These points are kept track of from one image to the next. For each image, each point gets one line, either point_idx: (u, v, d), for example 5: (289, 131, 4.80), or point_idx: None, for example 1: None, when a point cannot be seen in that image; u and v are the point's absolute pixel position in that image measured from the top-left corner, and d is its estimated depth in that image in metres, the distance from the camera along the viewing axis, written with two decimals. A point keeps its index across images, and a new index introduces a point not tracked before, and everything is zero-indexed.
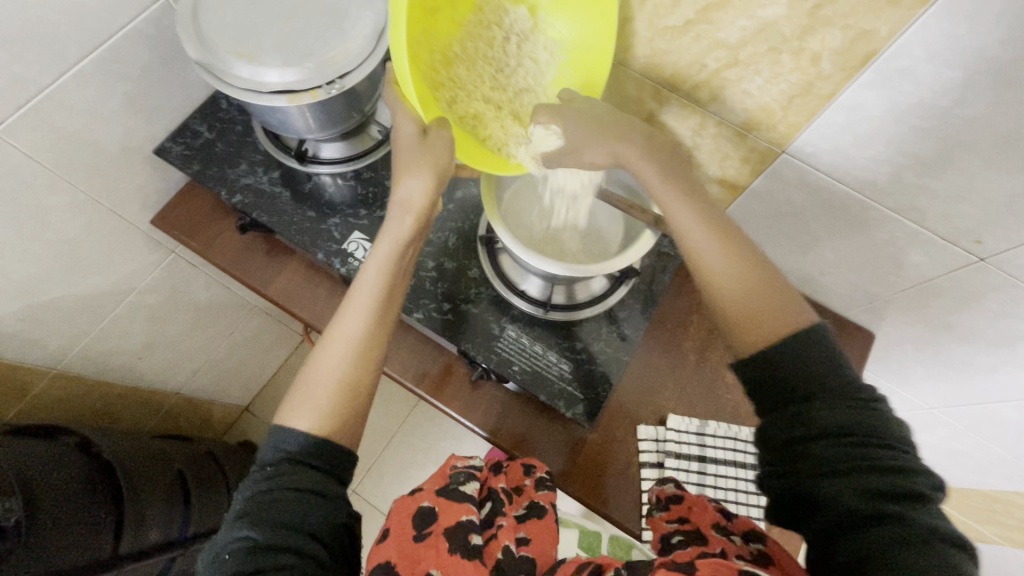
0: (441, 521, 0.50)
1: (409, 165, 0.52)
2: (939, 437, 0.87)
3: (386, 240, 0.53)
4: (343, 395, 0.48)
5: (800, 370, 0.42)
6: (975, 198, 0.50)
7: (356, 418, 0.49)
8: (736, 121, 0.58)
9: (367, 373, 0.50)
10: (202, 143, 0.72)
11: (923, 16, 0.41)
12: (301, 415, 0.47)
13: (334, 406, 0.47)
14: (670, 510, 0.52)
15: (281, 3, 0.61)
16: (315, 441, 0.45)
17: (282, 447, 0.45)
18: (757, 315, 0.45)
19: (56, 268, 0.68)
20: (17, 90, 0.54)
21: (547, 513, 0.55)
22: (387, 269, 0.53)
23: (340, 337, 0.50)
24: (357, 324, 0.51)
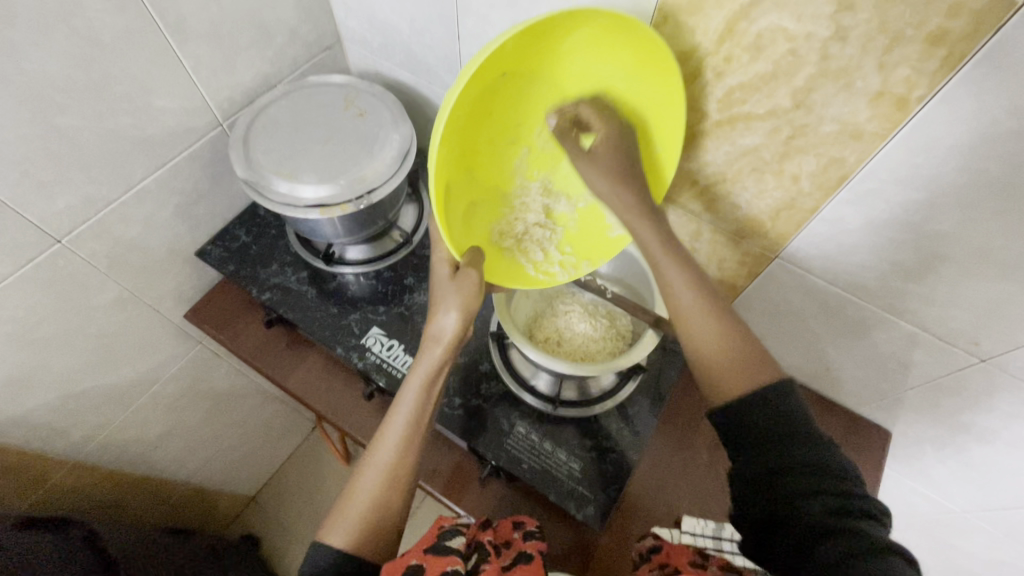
0: (430, 570, 0.47)
1: (450, 298, 0.53)
2: (978, 544, 0.82)
3: (421, 367, 0.53)
4: (371, 521, 0.47)
5: (766, 413, 0.44)
6: (964, 303, 0.52)
7: (385, 541, 0.47)
8: (728, 229, 0.63)
9: (398, 498, 0.49)
10: (239, 246, 0.78)
11: (883, 148, 0.46)
12: (336, 531, 0.47)
13: (365, 524, 0.47)
14: (652, 563, 0.51)
15: (321, 130, 0.70)
16: (346, 559, 0.45)
17: (317, 564, 0.45)
18: (735, 380, 0.47)
19: (93, 361, 0.73)
20: (89, 206, 0.61)
21: (535, 557, 0.50)
22: (419, 397, 0.52)
23: (378, 458, 0.50)
24: (391, 448, 0.50)
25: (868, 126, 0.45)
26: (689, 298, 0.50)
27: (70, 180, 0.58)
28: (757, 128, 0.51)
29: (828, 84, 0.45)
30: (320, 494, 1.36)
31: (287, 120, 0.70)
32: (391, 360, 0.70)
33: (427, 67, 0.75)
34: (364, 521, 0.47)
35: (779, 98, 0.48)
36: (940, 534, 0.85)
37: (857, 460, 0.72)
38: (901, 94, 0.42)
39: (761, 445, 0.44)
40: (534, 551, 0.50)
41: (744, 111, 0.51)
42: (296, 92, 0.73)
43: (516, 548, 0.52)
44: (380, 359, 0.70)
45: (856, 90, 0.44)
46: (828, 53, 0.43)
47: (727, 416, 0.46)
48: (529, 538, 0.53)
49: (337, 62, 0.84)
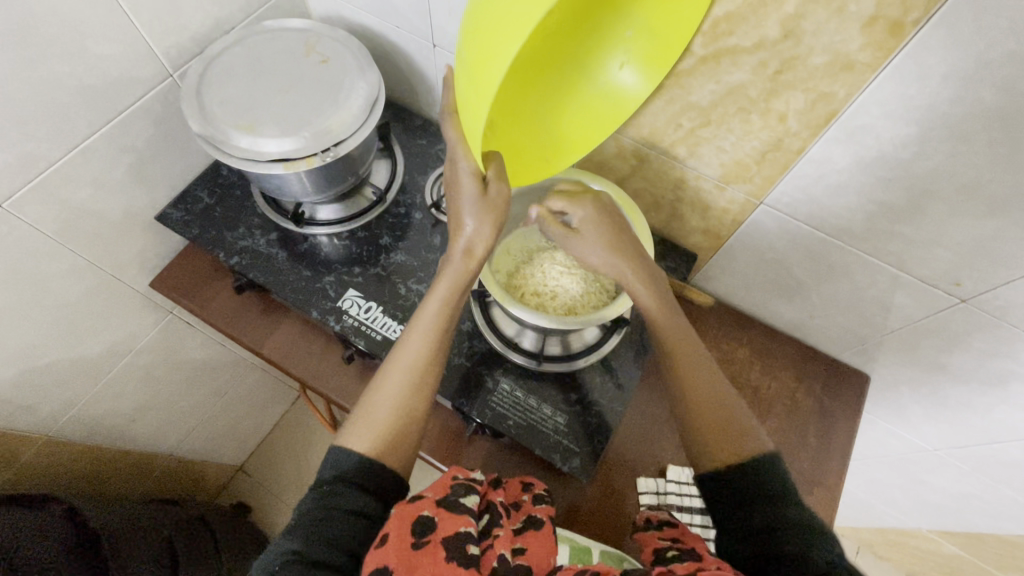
0: (441, 529, 0.43)
1: (469, 210, 0.53)
2: (948, 480, 0.85)
3: (443, 281, 0.54)
4: (398, 423, 0.49)
5: (760, 487, 0.45)
6: (947, 243, 0.51)
7: (408, 447, 0.49)
8: (713, 175, 0.61)
9: (422, 403, 0.51)
10: (202, 208, 0.74)
11: (875, 79, 0.44)
12: (360, 436, 0.48)
13: (390, 429, 0.49)
14: (664, 532, 0.52)
15: (281, 79, 0.65)
16: (368, 461, 0.47)
17: (339, 467, 0.47)
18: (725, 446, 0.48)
19: (53, 334, 0.69)
20: (28, 166, 0.57)
21: (545, 524, 0.49)
22: (443, 309, 0.54)
23: (402, 363, 0.52)
24: (416, 352, 0.53)
25: (860, 55, 0.43)
26: (695, 377, 0.51)
27: (4, 136, 0.54)
28: (743, 63, 0.49)
29: (820, 9, 0.42)
30: (308, 461, 1.36)
31: (243, 68, 0.65)
32: (370, 322, 0.68)
33: (393, 9, 0.69)
34: (390, 424, 0.49)
35: (767, 28, 0.45)
36: (913, 471, 0.88)
37: (837, 404, 0.73)
38: (895, 17, 0.40)
39: (763, 517, 0.44)
40: (545, 517, 0.49)
41: (731, 45, 0.48)
42: (251, 38, 0.67)
43: (525, 512, 0.51)
44: (358, 321, 0.68)
45: (849, 15, 0.41)
46: None
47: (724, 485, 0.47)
48: (537, 503, 0.52)
49: (296, 5, 0.78)
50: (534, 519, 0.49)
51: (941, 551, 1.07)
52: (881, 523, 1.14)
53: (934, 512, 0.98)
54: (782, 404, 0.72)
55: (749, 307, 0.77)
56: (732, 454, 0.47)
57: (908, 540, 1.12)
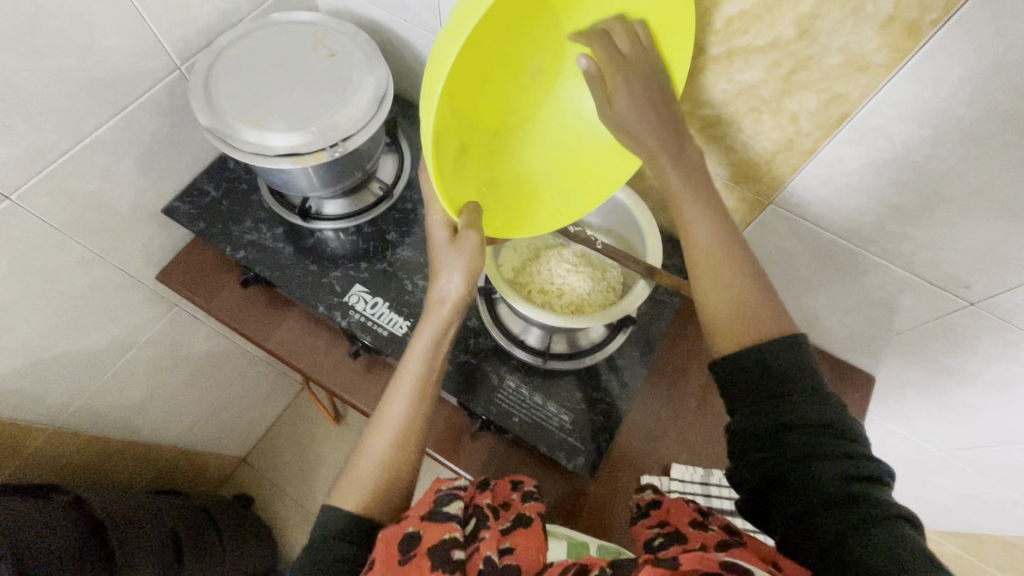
0: (425, 541, 0.43)
1: (447, 260, 0.52)
2: (950, 480, 0.85)
3: (427, 332, 0.53)
4: (386, 480, 0.48)
5: (778, 365, 0.43)
6: (958, 245, 0.51)
7: (397, 502, 0.48)
8: (722, 174, 0.60)
9: (411, 463, 0.50)
10: (209, 202, 0.74)
11: (890, 81, 0.43)
12: (348, 495, 0.47)
13: (378, 488, 0.48)
14: (652, 518, 0.49)
15: (288, 73, 0.64)
16: (360, 520, 0.46)
17: (327, 526, 0.45)
18: (738, 328, 0.46)
19: (61, 326, 0.69)
20: (36, 158, 0.57)
21: (533, 522, 0.48)
22: (425, 361, 0.52)
23: (386, 420, 0.51)
24: (401, 409, 0.51)
25: (875, 57, 0.43)
26: (709, 240, 0.49)
27: (12, 128, 0.53)
28: (756, 63, 0.49)
29: (836, 9, 0.42)
30: (310, 453, 1.37)
31: (251, 62, 0.65)
32: (376, 318, 0.68)
33: (403, 3, 0.69)
34: (377, 482, 0.48)
35: (782, 28, 0.45)
36: (914, 472, 0.89)
37: (842, 405, 0.73)
38: (913, 19, 0.39)
39: (783, 399, 0.42)
40: (532, 514, 0.48)
41: (744, 44, 0.48)
42: (260, 31, 0.67)
43: (514, 510, 0.50)
44: (364, 317, 0.68)
45: (865, 16, 0.41)
46: None
47: (733, 362, 0.45)
48: (526, 501, 0.51)
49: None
50: (521, 517, 0.48)
51: (940, 551, 1.07)
52: None
53: (935, 512, 0.98)
54: None
55: None
56: (747, 332, 0.45)
57: None
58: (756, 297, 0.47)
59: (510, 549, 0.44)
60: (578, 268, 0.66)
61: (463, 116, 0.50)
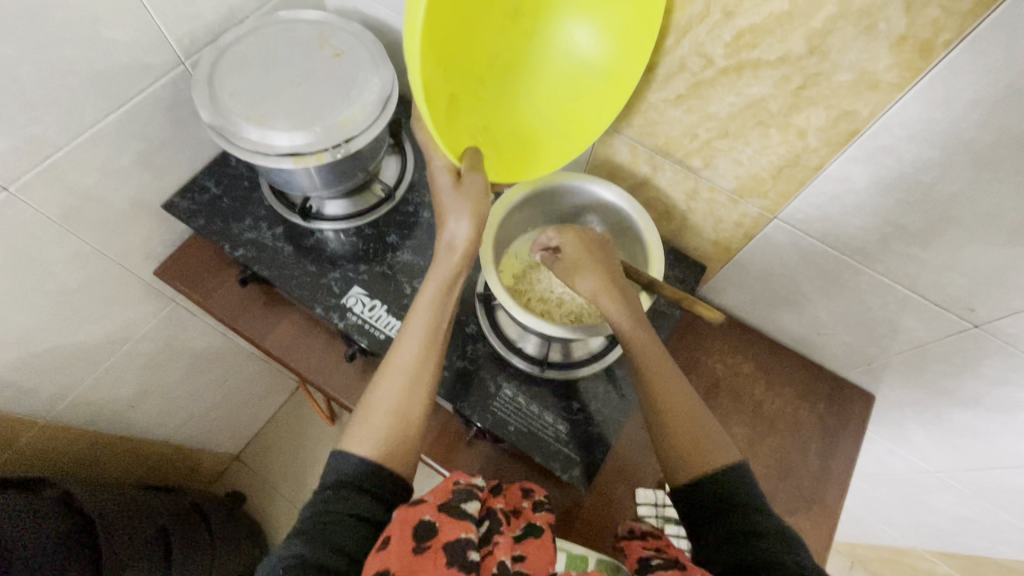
0: (444, 533, 0.43)
1: (453, 210, 0.54)
2: (948, 502, 0.85)
3: (434, 280, 0.55)
4: (398, 421, 0.50)
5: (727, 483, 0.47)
6: (964, 268, 0.51)
7: (410, 448, 0.50)
8: (727, 188, 0.60)
9: (421, 403, 0.51)
10: (209, 199, 0.73)
11: (900, 100, 0.43)
12: (359, 440, 0.49)
13: (386, 429, 0.49)
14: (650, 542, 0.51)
15: (293, 72, 0.64)
16: (372, 464, 0.48)
17: (341, 471, 0.47)
18: (697, 457, 0.49)
19: (56, 318, 0.69)
20: (35, 150, 0.56)
21: (544, 532, 0.48)
22: (434, 305, 0.54)
23: (397, 365, 0.53)
24: (412, 352, 0.53)
25: (886, 75, 0.42)
26: (674, 402, 0.52)
27: (12, 120, 0.53)
28: (764, 77, 0.48)
29: (848, 26, 0.41)
30: (304, 452, 1.36)
31: (256, 59, 0.64)
32: (373, 320, 0.67)
33: None
34: (390, 422, 0.50)
35: (792, 43, 0.44)
36: (912, 492, 0.88)
37: (840, 424, 0.72)
38: (926, 38, 0.39)
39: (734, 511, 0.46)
40: (544, 525, 0.49)
41: (753, 58, 0.47)
42: (266, 28, 0.67)
43: (525, 519, 0.50)
44: (361, 319, 0.67)
45: (878, 34, 0.40)
46: None
47: (689, 492, 0.49)
48: (537, 511, 0.51)
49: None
50: (532, 527, 0.48)
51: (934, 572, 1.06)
52: (877, 540, 1.13)
53: (930, 533, 0.97)
54: (784, 421, 0.71)
55: (756, 321, 0.76)
56: (704, 464, 0.49)
57: (903, 559, 1.11)
58: (700, 427, 0.51)
59: (520, 558, 0.44)
60: None
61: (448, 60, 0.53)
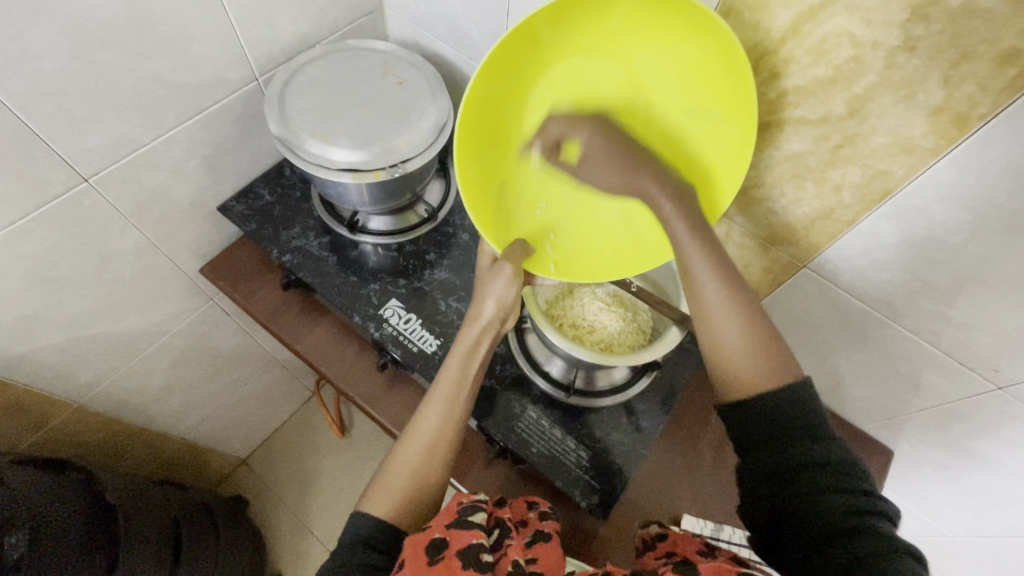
0: (454, 544, 0.44)
1: (493, 293, 0.55)
2: (963, 569, 0.83)
3: (457, 352, 0.56)
4: (414, 489, 0.51)
5: (779, 404, 0.43)
6: (989, 329, 0.52)
7: (423, 512, 0.51)
8: (760, 234, 0.63)
9: (437, 475, 0.52)
10: (262, 205, 0.77)
11: (934, 164, 0.45)
12: (377, 501, 0.50)
13: (404, 494, 0.50)
14: (658, 550, 0.53)
15: (357, 94, 0.69)
16: (386, 527, 0.48)
17: (358, 530, 0.47)
18: (758, 375, 0.44)
19: (106, 306, 0.72)
20: (117, 148, 0.60)
21: (553, 538, 0.49)
22: (455, 378, 0.56)
23: (417, 434, 0.53)
24: (433, 424, 0.54)
25: (922, 141, 0.45)
26: (734, 343, 0.44)
27: (103, 119, 0.57)
28: (805, 134, 0.51)
29: (888, 94, 0.44)
30: (310, 462, 1.36)
31: (324, 81, 0.69)
32: (407, 334, 0.70)
33: (470, 43, 0.74)
34: (407, 491, 0.50)
35: (834, 105, 0.48)
36: (927, 556, 0.86)
37: None
38: (962, 110, 0.42)
39: (783, 442, 0.42)
40: (552, 531, 0.50)
41: (795, 116, 0.51)
42: (336, 54, 0.72)
43: (533, 527, 0.51)
44: (396, 331, 0.70)
45: (916, 103, 0.44)
46: (893, 62, 0.43)
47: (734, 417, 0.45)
48: (544, 520, 0.53)
49: (377, 28, 0.83)
50: (541, 533, 0.49)
51: None
52: None
53: None
54: None
55: None
56: (761, 381, 0.44)
57: None
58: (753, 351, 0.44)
59: (534, 560, 0.46)
60: (612, 308, 0.68)
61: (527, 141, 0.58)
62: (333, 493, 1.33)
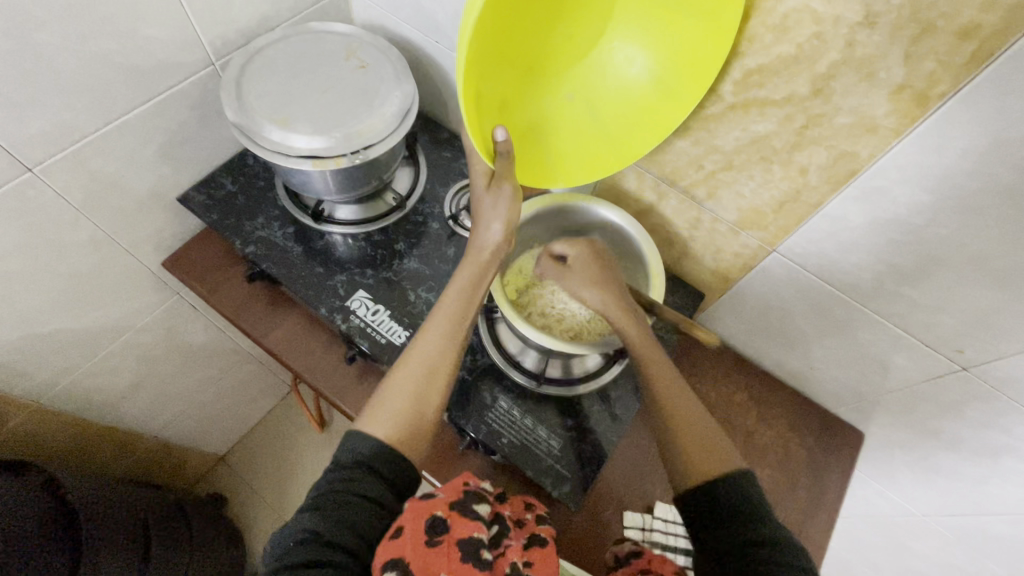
0: (456, 530, 0.42)
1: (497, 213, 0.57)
2: (931, 547, 0.85)
3: (461, 280, 0.57)
4: (413, 407, 0.50)
5: (726, 492, 0.46)
6: (952, 310, 0.52)
7: (423, 438, 0.50)
8: (730, 219, 0.62)
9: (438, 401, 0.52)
10: (224, 195, 0.75)
11: (896, 145, 0.45)
12: (376, 422, 0.49)
13: (403, 413, 0.49)
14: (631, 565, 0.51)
15: (319, 79, 0.66)
16: (384, 451, 0.47)
17: (357, 451, 0.47)
18: (702, 456, 0.49)
19: (61, 302, 0.69)
20: (63, 135, 0.58)
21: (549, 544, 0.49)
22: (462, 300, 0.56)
23: (419, 356, 0.53)
24: (435, 344, 0.53)
25: (884, 120, 0.44)
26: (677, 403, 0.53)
27: (46, 105, 0.55)
28: (770, 115, 0.50)
29: (851, 72, 0.44)
30: (289, 457, 1.35)
31: (284, 65, 0.67)
32: (376, 325, 0.68)
33: (436, 25, 0.72)
34: (405, 408, 0.49)
35: (798, 85, 0.47)
36: (898, 536, 0.88)
37: (829, 459, 0.72)
38: (922, 88, 0.41)
39: (732, 525, 0.44)
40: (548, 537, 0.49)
41: (760, 96, 0.50)
42: (296, 37, 0.70)
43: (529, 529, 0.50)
44: (364, 322, 0.68)
45: (877, 81, 0.43)
46: (854, 39, 0.42)
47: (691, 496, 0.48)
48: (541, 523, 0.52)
49: (341, 11, 0.80)
50: (539, 536, 0.49)
51: None
52: None
53: None
54: (774, 451, 0.72)
55: (751, 352, 0.78)
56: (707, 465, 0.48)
57: None
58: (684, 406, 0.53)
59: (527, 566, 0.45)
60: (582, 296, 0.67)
61: (511, 72, 0.54)
62: None
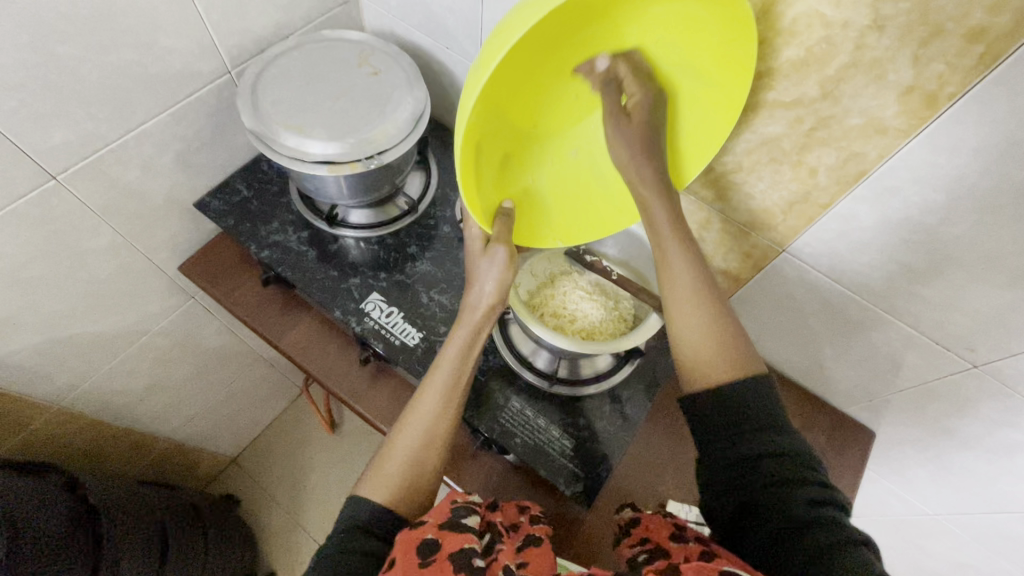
0: (448, 546, 0.42)
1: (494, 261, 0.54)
2: (944, 546, 0.85)
3: (463, 328, 0.54)
4: (410, 471, 0.49)
5: (738, 398, 0.44)
6: (964, 308, 0.53)
7: (420, 496, 0.49)
8: (740, 220, 0.62)
9: (435, 457, 0.50)
10: (239, 200, 0.76)
11: (907, 145, 0.46)
12: (375, 487, 0.48)
13: (406, 485, 0.49)
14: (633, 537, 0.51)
15: (333, 85, 0.67)
16: (380, 513, 0.47)
17: (354, 513, 0.46)
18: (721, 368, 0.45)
19: (81, 306, 0.71)
20: (86, 143, 0.59)
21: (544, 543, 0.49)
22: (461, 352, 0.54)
23: (419, 413, 0.52)
24: (434, 400, 0.52)
25: (894, 121, 0.45)
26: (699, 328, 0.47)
27: (69, 114, 0.56)
28: (780, 117, 0.51)
29: (860, 74, 0.44)
30: (301, 459, 1.36)
31: (299, 72, 0.68)
32: (390, 327, 0.69)
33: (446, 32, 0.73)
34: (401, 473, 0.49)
35: (808, 88, 0.48)
36: (911, 535, 0.88)
37: (841, 458, 0.73)
38: (932, 90, 0.42)
39: (743, 438, 0.43)
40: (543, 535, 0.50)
41: (770, 99, 0.51)
42: (309, 44, 0.71)
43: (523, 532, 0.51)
44: (378, 325, 0.69)
45: (887, 83, 0.44)
46: (863, 42, 0.43)
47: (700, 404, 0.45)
48: (536, 524, 0.53)
49: (352, 18, 0.81)
50: (534, 537, 0.49)
51: None
52: None
53: None
54: None
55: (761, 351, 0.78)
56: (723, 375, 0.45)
57: None
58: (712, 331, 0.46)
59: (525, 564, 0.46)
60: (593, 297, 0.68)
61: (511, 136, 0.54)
62: (325, 488, 1.33)
